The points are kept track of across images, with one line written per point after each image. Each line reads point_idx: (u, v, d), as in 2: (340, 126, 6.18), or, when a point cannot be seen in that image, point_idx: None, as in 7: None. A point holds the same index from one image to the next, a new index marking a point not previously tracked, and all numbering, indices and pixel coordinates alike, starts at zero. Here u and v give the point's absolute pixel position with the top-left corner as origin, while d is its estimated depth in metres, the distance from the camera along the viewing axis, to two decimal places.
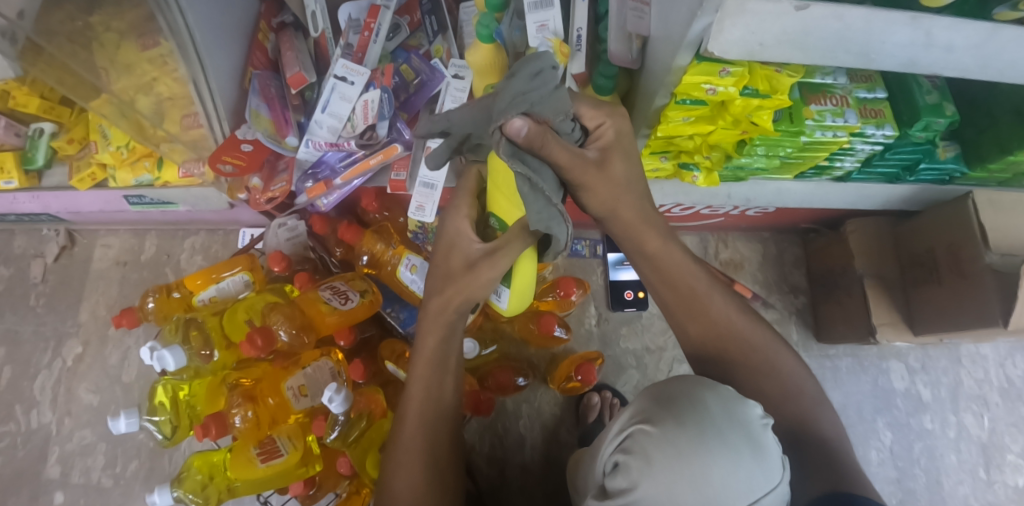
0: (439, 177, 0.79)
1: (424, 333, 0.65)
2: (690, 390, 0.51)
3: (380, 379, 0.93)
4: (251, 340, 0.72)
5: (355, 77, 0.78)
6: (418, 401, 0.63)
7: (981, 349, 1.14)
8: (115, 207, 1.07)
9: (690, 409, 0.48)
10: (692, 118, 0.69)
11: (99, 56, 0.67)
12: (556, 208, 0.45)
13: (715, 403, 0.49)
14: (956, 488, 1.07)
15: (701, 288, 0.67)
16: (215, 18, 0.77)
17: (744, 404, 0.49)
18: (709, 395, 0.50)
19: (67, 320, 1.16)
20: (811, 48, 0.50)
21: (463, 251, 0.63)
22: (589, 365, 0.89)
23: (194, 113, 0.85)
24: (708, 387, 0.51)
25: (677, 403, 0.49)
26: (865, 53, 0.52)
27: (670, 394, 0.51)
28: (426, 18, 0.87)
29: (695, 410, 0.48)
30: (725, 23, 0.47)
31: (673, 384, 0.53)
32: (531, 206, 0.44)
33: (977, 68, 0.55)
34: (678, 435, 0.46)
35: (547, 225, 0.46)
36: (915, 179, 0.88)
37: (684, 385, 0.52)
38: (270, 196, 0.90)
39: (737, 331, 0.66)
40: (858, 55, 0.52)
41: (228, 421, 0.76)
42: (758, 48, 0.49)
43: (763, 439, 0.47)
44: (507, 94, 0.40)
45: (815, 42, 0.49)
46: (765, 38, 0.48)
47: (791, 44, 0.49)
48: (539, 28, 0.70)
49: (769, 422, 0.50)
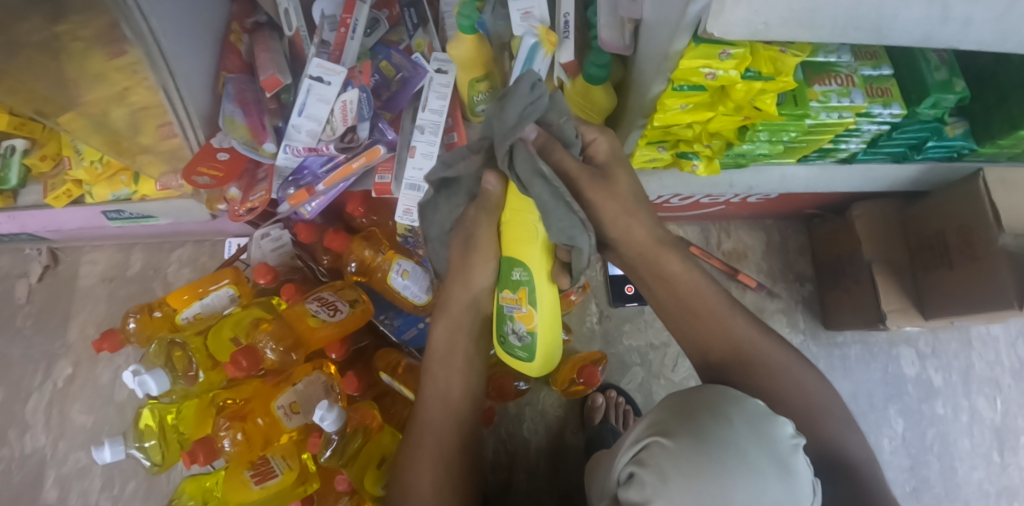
0: (426, 177, 0.77)
1: (435, 329, 0.74)
2: (710, 401, 0.48)
3: (376, 391, 0.87)
4: (235, 362, 0.68)
5: (332, 77, 0.72)
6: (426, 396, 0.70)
7: (991, 329, 1.10)
8: (95, 223, 1.04)
9: (712, 423, 0.45)
10: (691, 104, 0.65)
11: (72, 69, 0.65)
12: (578, 216, 0.51)
13: (740, 419, 0.45)
14: (970, 473, 1.04)
15: (716, 320, 0.64)
16: (179, 22, 0.73)
17: (773, 424, 0.46)
18: (734, 409, 0.46)
19: (56, 340, 1.13)
20: (820, 27, 0.48)
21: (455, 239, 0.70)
22: (592, 368, 0.85)
23: (169, 122, 0.82)
24: (733, 400, 0.47)
25: (692, 414, 0.47)
26: (876, 29, 0.49)
27: (691, 407, 0.47)
28: (406, 11, 0.83)
29: (719, 427, 0.44)
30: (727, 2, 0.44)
31: (691, 395, 0.49)
32: (554, 220, 0.51)
33: (994, 42, 0.52)
34: (695, 451, 0.43)
35: (569, 234, 0.51)
36: (922, 158, 0.85)
37: (706, 397, 0.48)
38: (250, 207, 0.84)
39: (757, 346, 0.63)
40: (869, 31, 0.49)
41: (217, 445, 0.71)
42: (762, 27, 0.46)
43: (791, 463, 0.44)
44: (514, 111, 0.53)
45: (824, 19, 0.46)
46: (770, 17, 0.45)
47: (798, 22, 0.46)
48: (524, 16, 0.65)
49: (801, 444, 0.46)
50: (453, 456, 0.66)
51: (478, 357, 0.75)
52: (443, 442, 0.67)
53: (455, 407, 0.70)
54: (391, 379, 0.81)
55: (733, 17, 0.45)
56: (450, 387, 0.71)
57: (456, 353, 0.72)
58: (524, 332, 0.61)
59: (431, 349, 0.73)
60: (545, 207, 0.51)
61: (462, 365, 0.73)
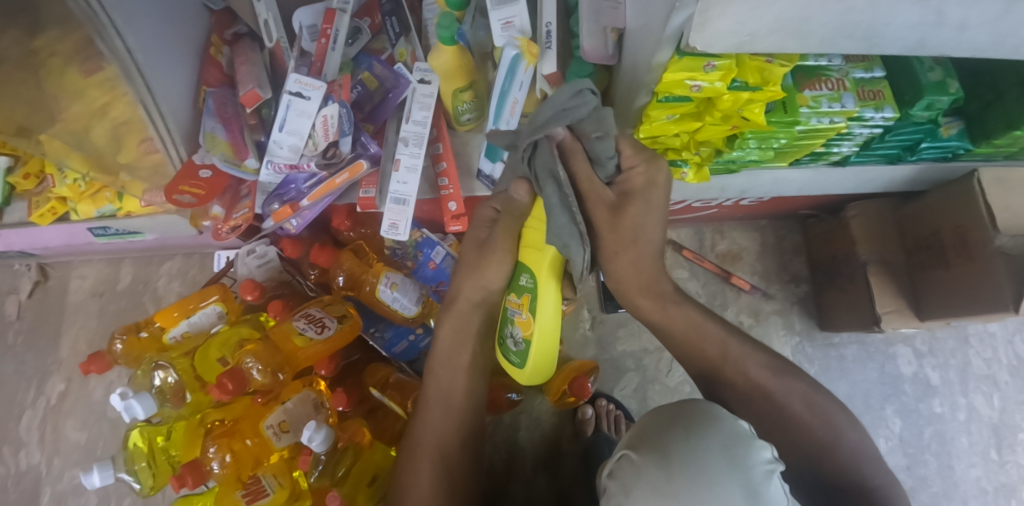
0: (411, 191, 0.75)
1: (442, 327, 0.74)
2: (686, 418, 0.46)
3: (368, 406, 0.86)
4: (221, 385, 0.67)
5: (310, 92, 0.71)
6: (431, 394, 0.72)
7: (988, 326, 1.09)
8: (82, 239, 1.03)
9: (680, 443, 0.44)
10: (677, 115, 0.64)
11: (52, 84, 0.66)
12: (577, 227, 0.55)
13: (712, 440, 0.44)
14: (968, 471, 1.03)
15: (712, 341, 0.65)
16: (153, 33, 0.71)
17: (747, 449, 0.44)
18: (709, 430, 0.45)
19: (48, 357, 1.12)
20: (808, 36, 0.47)
21: (477, 233, 0.72)
22: (582, 380, 0.85)
23: (150, 138, 0.80)
24: (711, 420, 0.46)
25: (665, 431, 0.46)
26: (866, 36, 0.47)
27: (665, 421, 0.47)
28: (387, 20, 0.82)
29: (688, 446, 0.44)
30: (710, 15, 0.43)
31: (671, 409, 0.48)
32: (555, 218, 0.55)
33: (990, 46, 0.50)
34: (657, 469, 0.43)
35: (564, 241, 0.55)
36: (916, 159, 0.86)
37: (684, 412, 0.47)
38: (233, 225, 0.82)
39: None
40: (860, 38, 0.48)
41: (207, 467, 0.71)
42: (747, 38, 0.46)
43: (761, 491, 0.42)
44: (551, 106, 0.53)
45: (813, 28, 0.45)
46: (755, 29, 0.44)
47: (785, 32, 0.45)
48: (504, 26, 0.63)
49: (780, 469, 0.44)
50: (454, 450, 0.70)
51: (484, 357, 0.75)
52: (445, 443, 0.70)
53: (456, 406, 0.72)
54: (381, 394, 0.81)
55: (716, 28, 0.44)
56: (453, 386, 0.72)
57: (461, 355, 0.73)
58: (519, 338, 0.64)
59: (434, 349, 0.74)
60: (550, 208, 0.55)
61: (466, 367, 0.73)
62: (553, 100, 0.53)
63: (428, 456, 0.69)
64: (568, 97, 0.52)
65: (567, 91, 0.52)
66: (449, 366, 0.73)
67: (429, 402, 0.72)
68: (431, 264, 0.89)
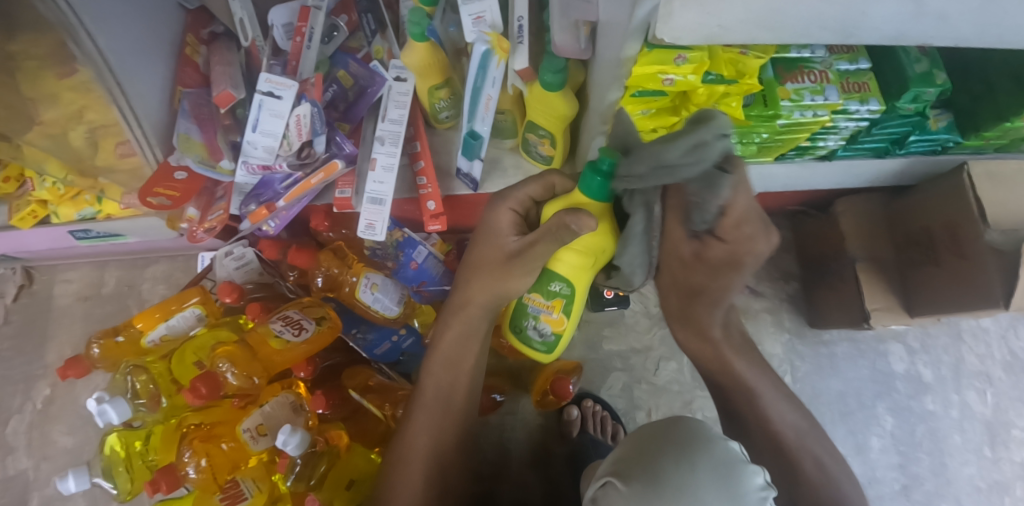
0: (388, 189, 0.74)
1: (446, 326, 0.72)
2: (678, 441, 0.46)
3: (350, 410, 0.85)
4: (194, 389, 0.67)
5: (282, 90, 0.70)
6: (430, 394, 0.70)
7: (981, 322, 1.08)
8: (65, 243, 1.02)
9: (672, 469, 0.44)
10: (652, 110, 0.62)
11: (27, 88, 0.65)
12: (647, 259, 0.63)
13: (705, 467, 0.44)
14: (961, 469, 1.02)
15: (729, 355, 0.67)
16: (127, 34, 0.70)
17: (741, 475, 0.45)
18: (702, 454, 0.45)
19: (34, 362, 1.11)
20: (781, 28, 0.45)
21: (495, 245, 0.67)
22: (564, 381, 0.85)
23: (127, 141, 0.79)
24: (703, 444, 0.46)
25: (655, 455, 0.46)
26: (843, 27, 0.46)
27: (653, 445, 0.47)
28: (363, 17, 0.81)
29: (678, 474, 0.44)
30: (674, 5, 0.41)
31: (660, 430, 0.48)
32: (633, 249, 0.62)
33: (973, 36, 0.49)
34: (644, 500, 0.43)
35: (634, 268, 0.65)
36: (905, 152, 0.84)
37: (674, 435, 0.47)
38: (207, 227, 0.83)
39: None
40: (837, 30, 0.46)
41: (181, 472, 0.70)
42: (717, 30, 0.44)
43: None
44: (659, 156, 0.47)
45: (785, 18, 0.43)
46: (725, 20, 0.43)
47: (755, 24, 0.44)
48: (475, 22, 0.62)
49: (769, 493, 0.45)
50: (449, 450, 0.69)
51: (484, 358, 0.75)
52: (443, 443, 0.69)
53: (454, 403, 0.70)
54: (360, 398, 0.81)
55: (683, 20, 0.43)
56: (454, 386, 0.71)
57: (464, 356, 0.72)
58: (548, 332, 0.73)
59: (435, 347, 0.72)
60: (633, 237, 0.60)
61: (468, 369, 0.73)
62: (662, 155, 0.47)
63: (422, 454, 0.67)
64: (677, 154, 0.45)
65: (680, 143, 0.45)
66: (453, 367, 0.71)
67: (430, 405, 0.70)
68: (413, 264, 0.87)
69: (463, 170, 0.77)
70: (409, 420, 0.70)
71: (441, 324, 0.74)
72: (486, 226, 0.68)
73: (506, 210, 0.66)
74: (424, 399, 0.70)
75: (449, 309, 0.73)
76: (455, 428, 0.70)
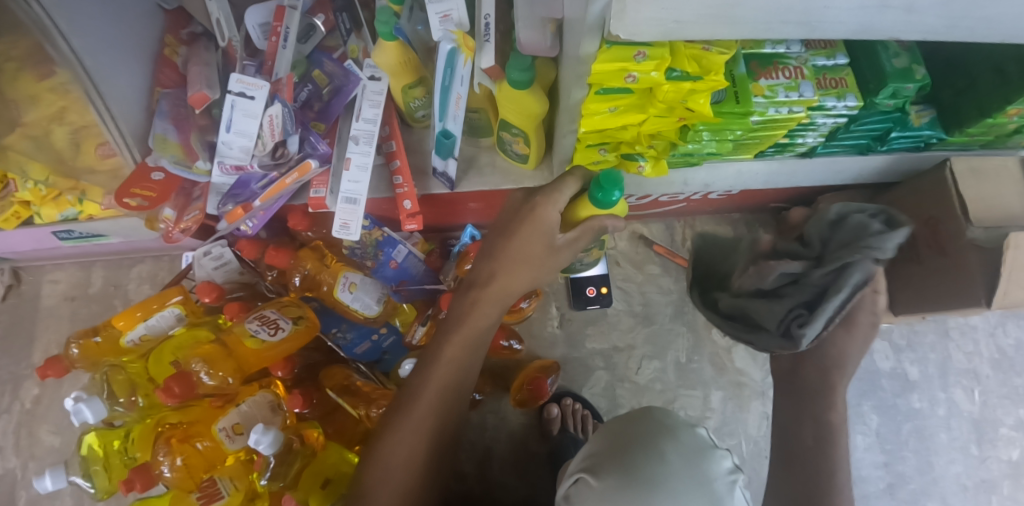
0: (362, 190, 0.74)
1: (472, 308, 0.59)
2: (646, 436, 0.51)
3: (326, 408, 0.86)
4: (168, 389, 0.68)
5: (254, 91, 0.69)
6: (440, 388, 0.58)
7: (969, 319, 1.07)
8: (49, 243, 1.03)
9: (643, 459, 0.48)
10: (619, 107, 0.62)
11: (7, 90, 0.65)
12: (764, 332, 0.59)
13: (673, 454, 0.49)
14: (948, 467, 1.01)
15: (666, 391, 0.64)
16: (103, 35, 0.70)
17: (706, 459, 0.49)
18: (669, 444, 0.50)
19: (21, 361, 1.12)
20: (739, 22, 0.44)
21: (541, 238, 0.58)
22: (541, 380, 0.91)
23: (108, 142, 0.79)
24: (668, 434, 0.51)
25: (627, 451, 0.50)
26: (806, 21, 0.45)
27: (624, 440, 0.51)
28: (339, 16, 0.81)
29: (651, 464, 0.48)
30: (630, 3, 0.41)
31: (626, 428, 0.53)
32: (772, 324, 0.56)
33: (943, 29, 0.47)
34: (621, 489, 0.46)
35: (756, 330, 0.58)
36: (887, 149, 0.83)
37: (643, 430, 0.52)
38: (183, 227, 0.83)
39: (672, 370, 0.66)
40: (799, 24, 0.45)
41: (156, 471, 0.70)
42: (674, 25, 0.44)
43: (722, 497, 0.47)
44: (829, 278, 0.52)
45: (742, 14, 0.43)
46: (681, 15, 0.42)
47: (712, 18, 0.43)
48: (442, 20, 0.62)
49: (737, 477, 0.50)
50: (439, 455, 0.58)
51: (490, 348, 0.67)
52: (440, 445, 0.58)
53: (454, 408, 0.59)
54: (338, 397, 0.82)
55: (638, 15, 0.42)
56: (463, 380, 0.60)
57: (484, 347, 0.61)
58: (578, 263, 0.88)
59: (454, 327, 0.59)
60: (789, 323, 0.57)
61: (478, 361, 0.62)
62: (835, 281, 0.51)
63: (409, 467, 0.56)
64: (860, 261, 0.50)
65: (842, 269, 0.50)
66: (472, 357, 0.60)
67: (439, 403, 0.58)
68: (392, 263, 0.87)
69: (439, 169, 0.77)
70: (406, 409, 0.58)
71: (460, 304, 0.60)
72: (533, 217, 0.57)
73: (559, 201, 0.58)
74: (422, 399, 0.58)
75: (473, 289, 0.59)
76: (446, 439, 0.59)
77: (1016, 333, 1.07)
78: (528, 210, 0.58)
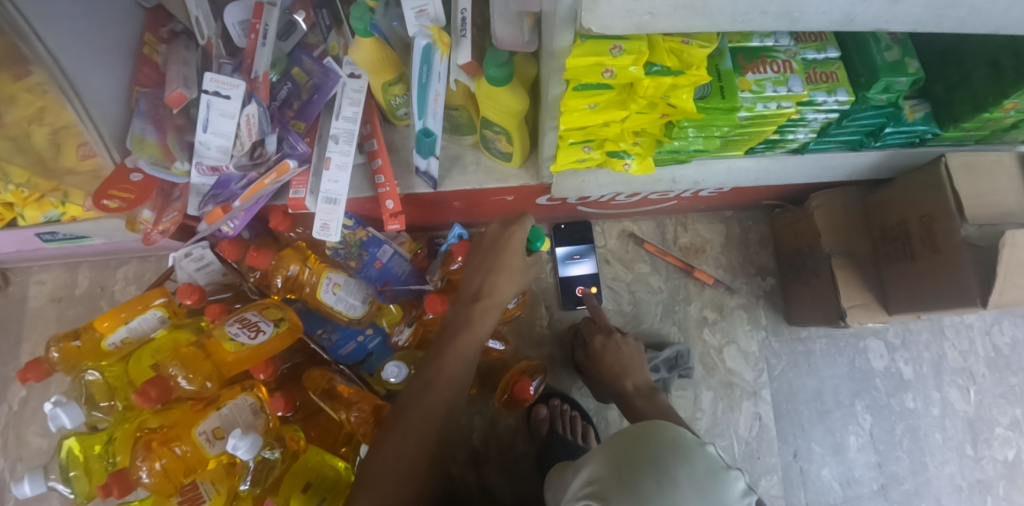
0: (342, 190, 0.73)
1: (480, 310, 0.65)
2: (657, 454, 0.43)
3: (309, 409, 0.87)
4: (144, 393, 0.66)
5: (229, 90, 0.68)
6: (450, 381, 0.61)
7: (965, 318, 1.05)
8: (32, 244, 1.02)
9: (654, 486, 0.41)
10: (600, 104, 0.61)
11: None
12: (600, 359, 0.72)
13: (687, 480, 0.41)
14: (942, 467, 1.00)
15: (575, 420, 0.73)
16: (78, 34, 0.68)
17: (721, 484, 0.42)
18: (682, 467, 0.42)
19: (8, 363, 1.11)
20: (715, 14, 0.42)
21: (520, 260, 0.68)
22: (525, 383, 0.85)
23: (89, 142, 0.76)
24: (678, 454, 0.43)
25: (638, 474, 0.42)
26: (786, 12, 0.43)
27: (634, 461, 0.43)
28: (318, 13, 0.79)
29: (663, 491, 0.40)
30: None
31: (637, 443, 0.45)
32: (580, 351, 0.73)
33: (930, 20, 0.45)
34: None
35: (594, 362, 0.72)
36: (881, 144, 0.81)
37: (655, 446, 0.44)
38: (162, 228, 0.82)
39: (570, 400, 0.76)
40: (778, 15, 0.43)
41: (134, 477, 0.68)
42: (648, 17, 0.42)
43: None
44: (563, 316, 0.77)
45: (718, 5, 0.41)
46: (653, 7, 0.40)
47: (687, 9, 0.41)
48: (417, 15, 0.60)
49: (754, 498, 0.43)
50: (435, 453, 0.59)
51: None
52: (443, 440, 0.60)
53: (458, 404, 0.62)
54: (320, 399, 0.82)
55: (609, 8, 0.41)
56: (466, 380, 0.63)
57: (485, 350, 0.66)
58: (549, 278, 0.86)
59: (463, 326, 0.64)
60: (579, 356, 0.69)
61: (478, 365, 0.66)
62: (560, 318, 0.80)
63: (417, 455, 0.57)
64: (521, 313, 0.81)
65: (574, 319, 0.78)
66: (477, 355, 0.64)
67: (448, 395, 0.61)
68: (377, 263, 0.86)
69: (421, 168, 0.75)
70: (416, 398, 0.60)
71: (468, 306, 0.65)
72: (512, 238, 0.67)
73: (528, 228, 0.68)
74: (433, 390, 0.61)
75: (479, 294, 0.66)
76: (446, 433, 0.60)
77: (1012, 331, 1.05)
78: (507, 232, 0.68)
